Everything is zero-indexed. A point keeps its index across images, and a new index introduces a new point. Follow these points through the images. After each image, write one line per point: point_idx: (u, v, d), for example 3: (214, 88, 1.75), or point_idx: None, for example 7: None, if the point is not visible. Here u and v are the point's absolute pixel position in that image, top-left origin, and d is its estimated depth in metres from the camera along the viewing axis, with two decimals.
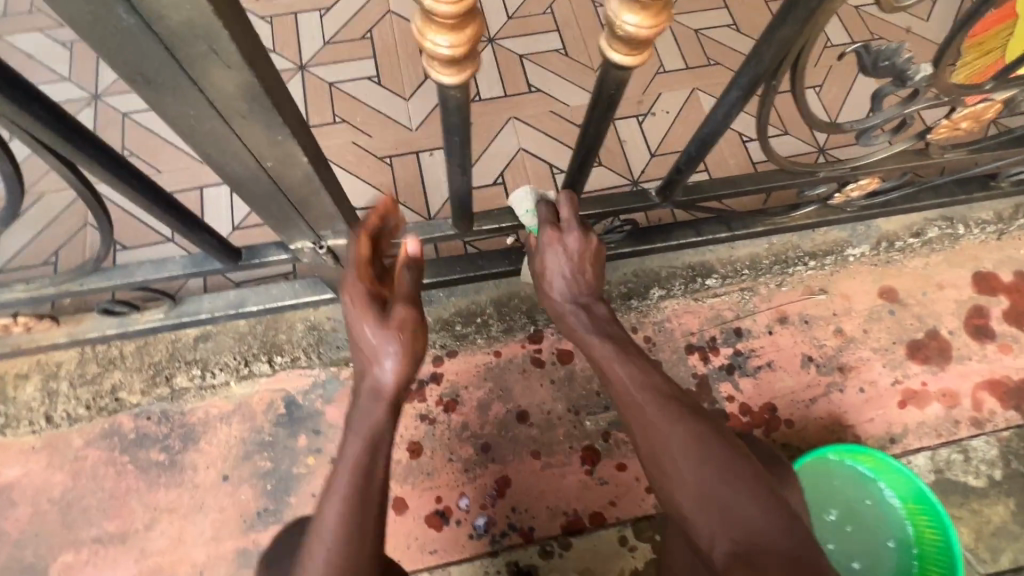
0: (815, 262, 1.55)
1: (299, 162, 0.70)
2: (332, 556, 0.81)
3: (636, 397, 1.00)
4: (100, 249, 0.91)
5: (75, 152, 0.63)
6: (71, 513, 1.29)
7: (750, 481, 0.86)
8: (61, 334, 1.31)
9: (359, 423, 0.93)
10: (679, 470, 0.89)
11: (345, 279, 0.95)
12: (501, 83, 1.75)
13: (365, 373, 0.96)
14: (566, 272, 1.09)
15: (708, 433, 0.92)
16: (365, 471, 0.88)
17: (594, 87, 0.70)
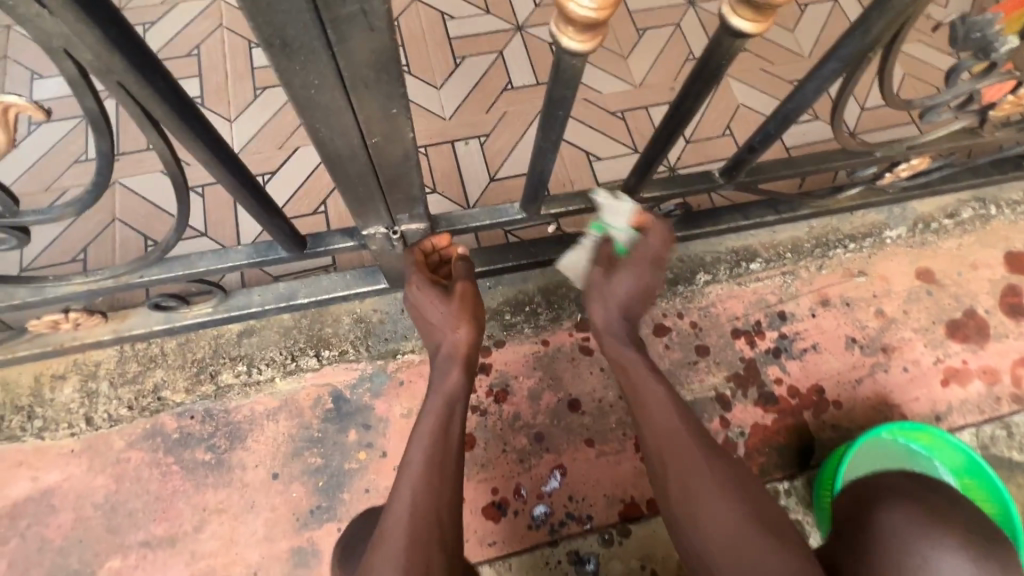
0: (854, 245, 1.56)
1: (403, 139, 0.68)
2: (419, 497, 0.89)
3: (676, 432, 1.04)
4: (174, 236, 0.90)
5: (181, 131, 0.61)
6: (116, 517, 1.24)
7: (784, 540, 0.92)
8: (107, 331, 1.27)
9: (438, 383, 1.01)
10: (715, 515, 0.95)
11: (409, 280, 1.01)
12: (532, 71, 1.73)
13: (440, 343, 1.03)
14: (632, 297, 1.10)
15: (747, 486, 0.99)
16: (446, 422, 0.97)
17: (706, 55, 0.72)
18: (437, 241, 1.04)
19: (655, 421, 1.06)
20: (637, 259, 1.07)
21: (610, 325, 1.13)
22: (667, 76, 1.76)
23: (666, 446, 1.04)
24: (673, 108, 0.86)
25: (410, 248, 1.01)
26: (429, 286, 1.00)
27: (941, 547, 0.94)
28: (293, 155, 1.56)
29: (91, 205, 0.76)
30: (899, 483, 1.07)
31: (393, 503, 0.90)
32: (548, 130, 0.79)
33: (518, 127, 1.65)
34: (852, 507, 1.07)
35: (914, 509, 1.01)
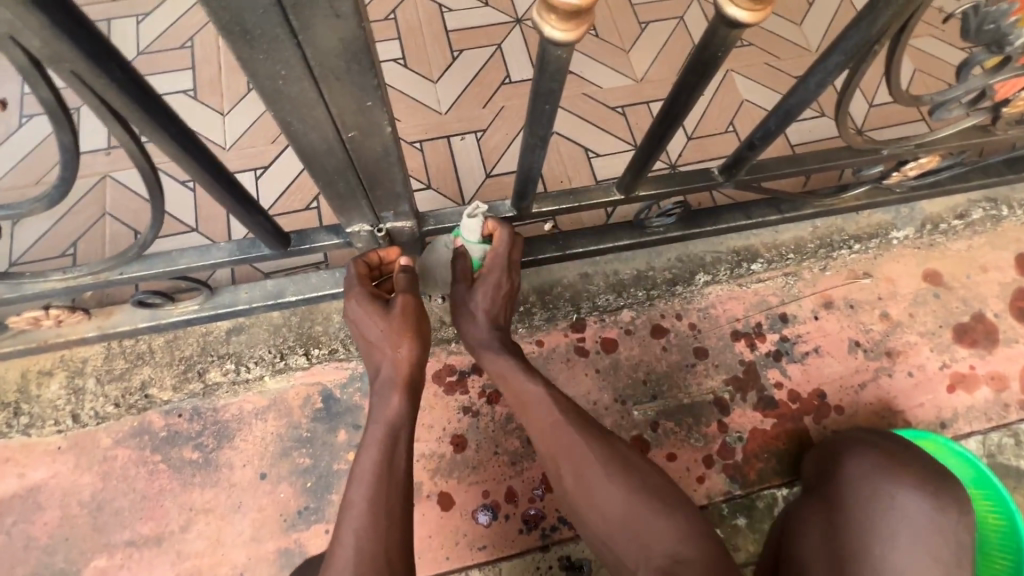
0: (859, 245, 1.52)
1: (381, 133, 0.64)
2: (362, 542, 0.84)
3: (558, 422, 1.02)
4: (151, 232, 0.87)
5: (144, 123, 0.58)
6: (102, 516, 1.23)
7: (671, 507, 0.94)
8: (91, 327, 1.26)
9: (379, 411, 0.97)
10: (606, 499, 0.95)
11: (349, 296, 1.00)
12: (531, 65, 1.69)
13: (380, 365, 1.00)
14: (491, 309, 1.09)
15: (627, 461, 0.99)
16: (388, 454, 0.92)
17: (699, 46, 0.69)
18: (385, 253, 1.04)
19: (542, 417, 1.03)
20: (494, 276, 1.07)
21: (484, 343, 1.10)
22: (669, 71, 1.72)
23: (552, 439, 1.01)
24: (667, 103, 0.82)
25: (356, 261, 1.01)
26: (370, 300, 0.98)
27: (893, 488, 1.05)
28: (286, 149, 1.53)
29: (61, 201, 0.73)
30: (865, 438, 1.16)
31: (337, 548, 0.84)
32: (536, 126, 0.76)
33: (516, 122, 1.62)
34: (825, 462, 1.17)
35: (875, 455, 1.11)
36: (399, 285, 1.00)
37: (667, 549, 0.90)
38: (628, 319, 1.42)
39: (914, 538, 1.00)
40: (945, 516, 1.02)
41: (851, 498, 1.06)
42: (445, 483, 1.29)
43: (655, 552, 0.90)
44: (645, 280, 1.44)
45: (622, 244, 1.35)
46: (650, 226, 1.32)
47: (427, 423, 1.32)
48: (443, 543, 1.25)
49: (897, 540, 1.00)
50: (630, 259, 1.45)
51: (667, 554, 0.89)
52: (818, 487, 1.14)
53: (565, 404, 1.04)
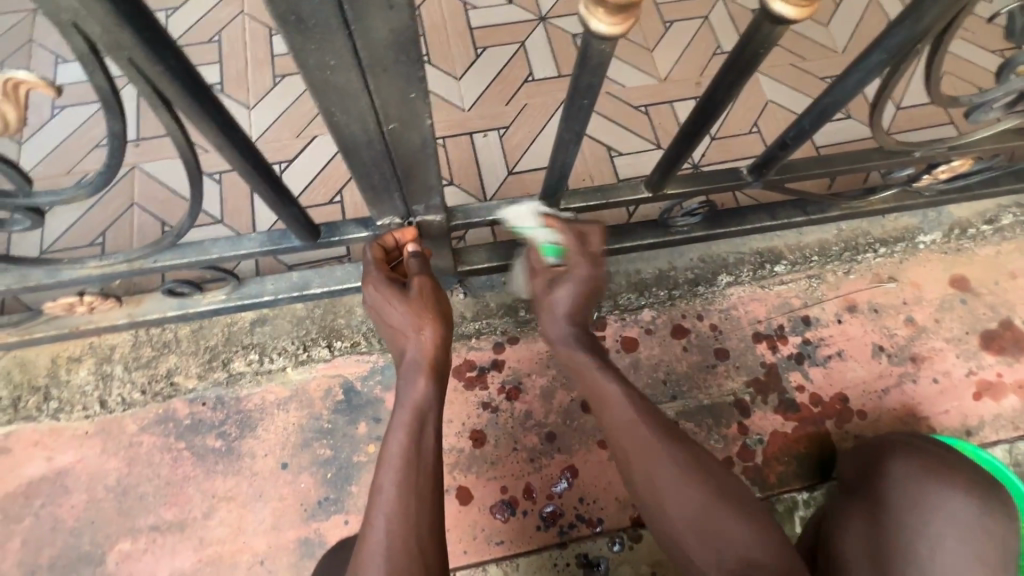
0: (885, 249, 1.50)
1: (422, 126, 0.65)
2: (394, 526, 0.84)
3: (628, 419, 1.00)
4: (187, 221, 0.89)
5: (192, 110, 0.59)
6: (127, 501, 1.25)
7: (747, 510, 0.93)
8: (121, 315, 1.27)
9: (404, 396, 0.95)
10: (677, 496, 0.94)
11: (366, 281, 0.96)
12: (555, 63, 1.69)
13: (405, 348, 0.97)
14: (575, 304, 1.05)
15: (703, 462, 0.98)
16: (416, 441, 0.91)
17: (742, 38, 0.69)
18: (400, 235, 1.00)
19: (615, 412, 1.02)
20: (577, 268, 1.01)
21: (563, 338, 1.08)
22: (693, 70, 1.71)
23: (620, 435, 1.01)
24: (703, 99, 0.82)
25: (371, 246, 0.98)
26: (387, 285, 0.95)
27: (944, 490, 1.02)
28: (310, 143, 1.55)
29: (104, 188, 0.74)
30: (912, 442, 1.14)
31: (368, 534, 0.84)
32: (572, 121, 0.76)
33: (538, 120, 1.62)
34: (867, 463, 1.15)
35: (923, 458, 1.08)
36: (411, 267, 0.97)
37: (742, 549, 0.89)
38: (649, 318, 1.42)
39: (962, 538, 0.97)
40: (995, 521, 0.99)
41: (898, 499, 1.04)
42: (464, 478, 1.29)
43: (729, 554, 0.88)
44: (666, 280, 1.44)
45: (645, 243, 1.34)
46: (674, 226, 1.32)
47: (447, 418, 1.33)
48: (461, 537, 1.25)
49: (945, 542, 0.97)
50: (652, 258, 1.45)
51: (740, 555, 0.88)
52: (858, 487, 1.12)
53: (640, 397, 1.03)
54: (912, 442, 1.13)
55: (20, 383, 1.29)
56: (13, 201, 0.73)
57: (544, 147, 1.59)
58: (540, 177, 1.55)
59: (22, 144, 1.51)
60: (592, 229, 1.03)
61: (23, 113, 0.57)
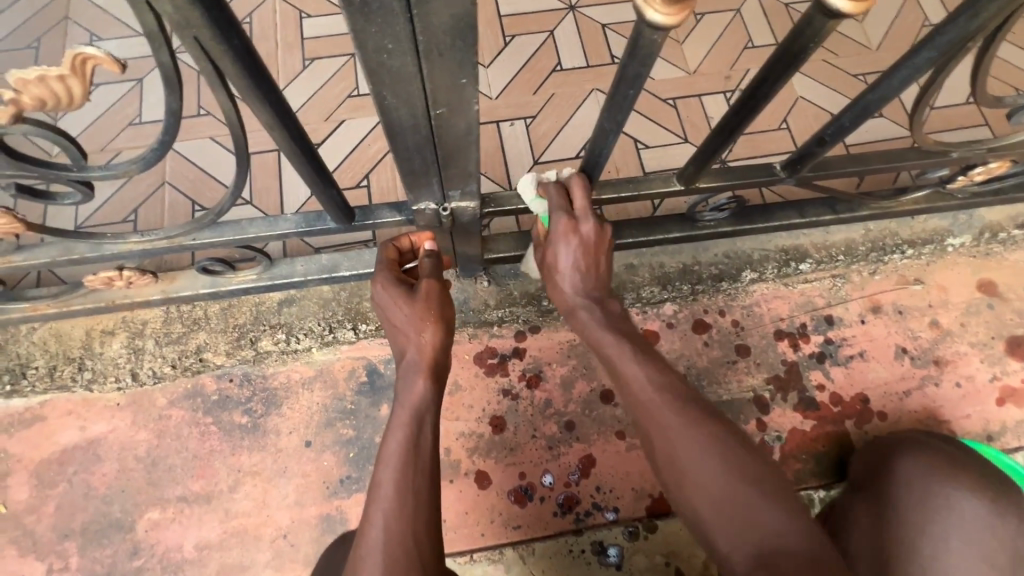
0: (912, 250, 1.48)
1: (468, 112, 0.66)
2: (391, 524, 0.83)
3: (649, 398, 0.93)
4: (229, 201, 0.91)
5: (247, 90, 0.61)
6: (156, 471, 1.29)
7: (777, 490, 0.81)
8: (155, 291, 1.28)
9: (404, 396, 0.95)
10: (697, 471, 0.84)
11: (375, 280, 1.01)
12: (583, 53, 1.68)
13: (405, 350, 0.98)
14: (578, 268, 0.99)
15: (726, 439, 0.87)
16: (414, 440, 0.91)
17: (788, 34, 0.70)
18: (416, 238, 1.06)
19: (633, 388, 0.95)
20: (555, 223, 0.97)
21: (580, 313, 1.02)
22: (722, 64, 1.69)
23: (641, 416, 0.93)
24: (746, 91, 0.82)
25: (384, 245, 1.05)
26: (394, 285, 0.99)
27: (950, 491, 1.06)
28: (339, 127, 1.56)
29: (155, 164, 0.76)
30: (918, 439, 1.16)
31: (366, 529, 0.83)
32: (613, 110, 0.77)
33: (565, 110, 1.61)
34: (876, 463, 1.17)
35: (934, 459, 1.11)
36: (423, 268, 1.01)
37: (775, 530, 0.76)
38: (671, 312, 1.42)
39: (971, 538, 1.03)
40: (1002, 522, 1.04)
41: (906, 497, 1.09)
42: (483, 462, 1.31)
43: (754, 533, 0.76)
44: (690, 274, 1.44)
45: (671, 237, 1.34)
46: (701, 221, 1.32)
47: (467, 403, 1.35)
48: (479, 520, 1.27)
49: (950, 540, 1.03)
50: (676, 252, 1.45)
51: (766, 535, 0.76)
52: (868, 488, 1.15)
53: (663, 375, 0.95)
54: (921, 440, 1.16)
55: (55, 353, 1.33)
56: (67, 174, 0.75)
57: (570, 137, 1.59)
58: (566, 167, 1.55)
59: (58, 121, 1.54)
60: (574, 184, 0.97)
61: (89, 89, 0.59)
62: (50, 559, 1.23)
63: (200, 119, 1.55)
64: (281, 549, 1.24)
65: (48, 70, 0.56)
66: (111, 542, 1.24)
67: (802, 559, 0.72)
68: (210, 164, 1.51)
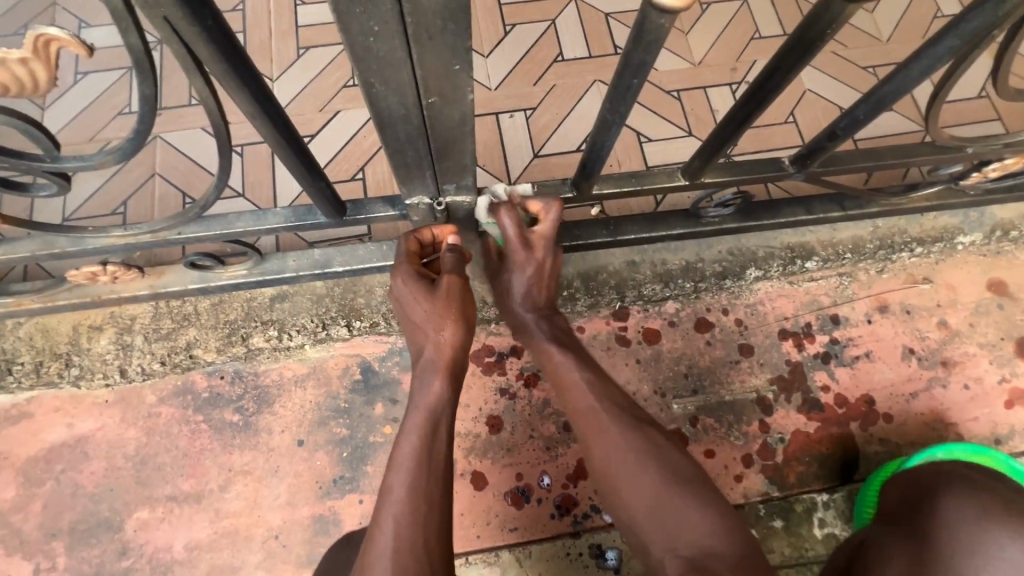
0: (921, 249, 1.45)
1: (462, 101, 0.63)
2: (404, 528, 0.83)
3: (592, 409, 1.01)
4: (215, 194, 0.87)
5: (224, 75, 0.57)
6: (145, 470, 1.26)
7: (708, 501, 0.90)
8: (142, 286, 1.25)
9: (420, 396, 0.94)
10: (637, 481, 0.93)
11: (395, 273, 0.97)
12: (586, 43, 1.63)
13: (423, 347, 0.98)
14: (529, 290, 1.07)
15: (668, 455, 0.95)
16: (428, 444, 0.90)
17: (800, 26, 0.71)
18: (439, 231, 1.01)
19: (576, 396, 1.03)
20: (516, 251, 1.03)
21: (527, 325, 1.10)
22: (728, 55, 1.65)
23: (584, 425, 1.01)
24: (761, 79, 0.81)
25: (406, 237, 0.99)
26: (415, 279, 0.96)
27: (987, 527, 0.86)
28: (333, 118, 1.51)
29: (133, 155, 0.72)
30: (969, 478, 0.99)
31: (376, 534, 0.83)
32: (615, 100, 0.74)
33: (566, 102, 1.57)
34: (915, 492, 1.03)
35: (984, 500, 0.91)
36: (444, 263, 0.97)
37: (701, 536, 0.86)
38: (673, 311, 1.39)
39: None
40: None
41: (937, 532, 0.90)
42: (479, 463, 1.28)
43: (683, 541, 0.86)
44: (693, 272, 1.40)
45: (674, 234, 1.30)
46: (705, 217, 1.28)
47: (464, 402, 1.32)
48: (474, 522, 1.25)
49: None
50: (678, 249, 1.41)
51: (696, 544, 0.85)
52: (903, 517, 1.00)
53: (604, 387, 1.03)
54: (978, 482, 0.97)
55: (42, 349, 1.30)
56: (40, 165, 0.71)
57: (571, 130, 1.55)
58: (567, 161, 1.51)
59: (45, 111, 1.50)
60: (545, 215, 1.02)
61: (54, 73, 0.55)
62: (37, 559, 1.20)
63: (191, 109, 1.51)
64: (272, 550, 1.22)
65: (9, 52, 0.52)
66: (99, 542, 1.22)
67: (724, 560, 0.82)
68: (201, 155, 1.47)
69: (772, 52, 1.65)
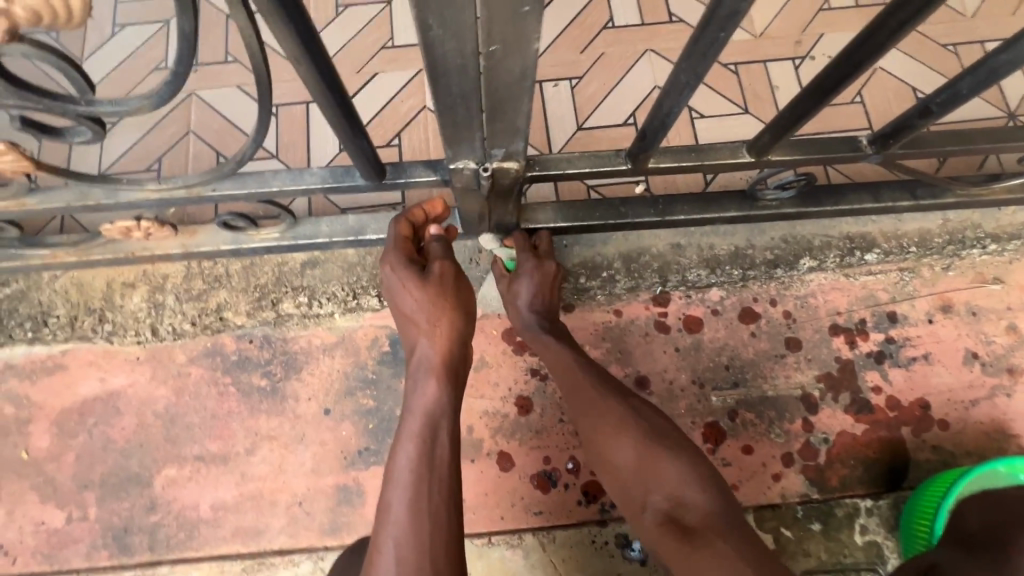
0: (994, 246, 1.33)
1: (527, 50, 0.58)
2: (405, 549, 0.79)
3: (575, 387, 1.07)
4: (253, 149, 0.83)
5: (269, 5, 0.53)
6: (175, 428, 1.26)
7: (683, 453, 0.96)
8: (175, 245, 1.23)
9: (416, 400, 0.91)
10: (618, 447, 0.98)
11: (384, 261, 0.96)
12: (638, 10, 1.53)
13: (417, 343, 0.95)
14: (534, 296, 1.16)
15: (644, 415, 1.01)
16: (428, 452, 0.87)
17: None
18: (429, 208, 1.02)
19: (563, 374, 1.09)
20: (524, 263, 1.16)
21: (525, 326, 1.16)
22: (793, 27, 1.52)
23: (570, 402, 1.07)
24: (850, 47, 0.74)
25: (398, 222, 0.99)
26: (404, 266, 0.94)
27: None
28: (371, 80, 1.46)
29: (170, 101, 0.68)
30: None
31: (379, 559, 0.80)
32: (692, 58, 0.70)
33: (615, 72, 1.48)
34: None
35: None
36: (431, 251, 0.97)
37: (675, 489, 0.93)
38: (717, 299, 1.31)
39: None
40: None
41: None
42: (506, 444, 1.25)
43: (662, 492, 0.93)
44: (742, 259, 1.32)
45: (727, 216, 1.22)
46: (763, 199, 1.19)
47: (493, 380, 1.28)
48: (498, 502, 1.22)
49: None
50: (728, 234, 1.33)
51: (672, 493, 0.92)
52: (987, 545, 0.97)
53: (585, 364, 1.09)
54: None
55: (77, 303, 1.30)
56: (73, 108, 0.68)
57: (618, 103, 1.46)
58: (613, 135, 1.43)
59: (83, 62, 1.47)
60: (541, 235, 1.21)
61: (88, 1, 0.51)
62: (70, 508, 1.23)
63: (228, 66, 1.48)
64: (296, 517, 1.22)
65: None
66: (129, 496, 1.23)
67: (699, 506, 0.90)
68: (235, 114, 1.44)
69: (842, 24, 1.52)
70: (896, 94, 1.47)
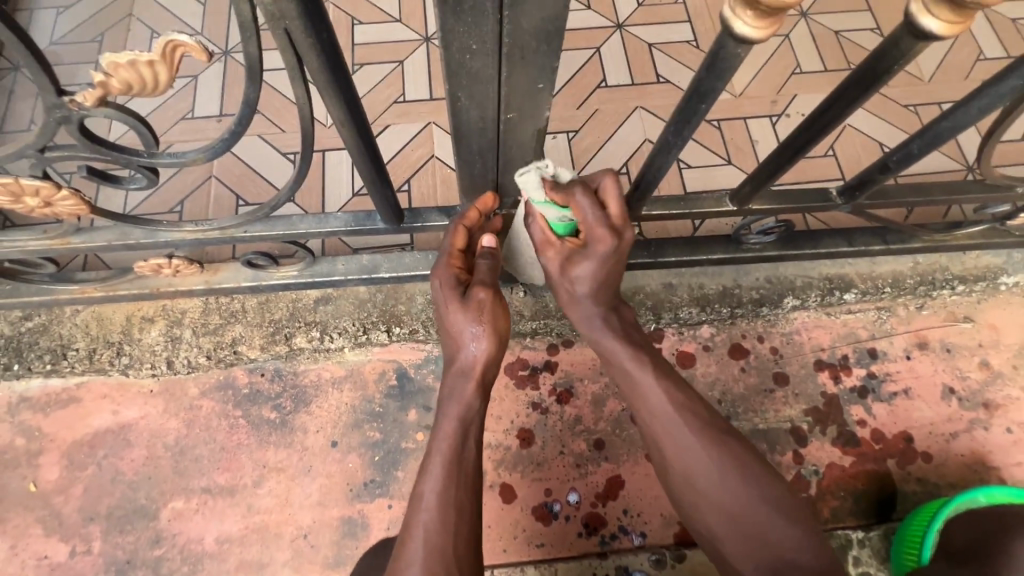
0: (963, 287, 1.43)
1: (537, 116, 0.74)
2: (433, 534, 0.85)
3: (665, 423, 0.99)
4: (287, 194, 0.92)
5: (321, 71, 0.66)
6: (183, 460, 1.29)
7: (789, 513, 0.92)
8: (199, 281, 1.29)
9: (452, 400, 0.96)
10: (721, 493, 0.94)
11: (433, 275, 0.99)
12: (629, 71, 1.68)
13: (456, 355, 0.98)
14: (595, 286, 0.96)
15: (748, 466, 0.95)
16: (458, 451, 0.92)
17: (874, 56, 0.74)
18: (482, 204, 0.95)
19: (650, 403, 1.00)
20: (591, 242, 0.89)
21: (590, 320, 1.03)
22: (769, 89, 1.68)
23: (659, 435, 0.99)
24: (817, 112, 0.86)
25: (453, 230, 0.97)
26: (450, 285, 0.97)
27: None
28: (383, 131, 1.58)
29: (223, 154, 0.77)
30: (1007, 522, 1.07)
31: (408, 542, 0.85)
32: (679, 123, 0.82)
33: (608, 126, 1.61)
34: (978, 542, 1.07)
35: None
36: (480, 267, 0.98)
37: (781, 549, 0.89)
38: (708, 335, 1.39)
39: None
40: None
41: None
42: (509, 476, 1.28)
43: (767, 553, 0.90)
44: (730, 297, 1.40)
45: (714, 258, 1.32)
46: (747, 242, 1.30)
47: (496, 413, 1.32)
48: (501, 535, 1.24)
49: None
50: (716, 274, 1.41)
51: (778, 555, 0.89)
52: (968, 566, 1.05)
53: (676, 397, 0.99)
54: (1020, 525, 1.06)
55: (95, 337, 1.35)
56: (137, 159, 0.77)
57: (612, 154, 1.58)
58: None
59: None
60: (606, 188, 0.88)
61: (173, 74, 0.61)
62: (74, 542, 1.23)
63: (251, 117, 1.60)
64: (300, 550, 1.23)
65: (139, 55, 0.58)
66: (135, 529, 1.24)
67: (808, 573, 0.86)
68: (255, 161, 1.54)
69: (813, 87, 1.68)
70: (865, 148, 1.61)
